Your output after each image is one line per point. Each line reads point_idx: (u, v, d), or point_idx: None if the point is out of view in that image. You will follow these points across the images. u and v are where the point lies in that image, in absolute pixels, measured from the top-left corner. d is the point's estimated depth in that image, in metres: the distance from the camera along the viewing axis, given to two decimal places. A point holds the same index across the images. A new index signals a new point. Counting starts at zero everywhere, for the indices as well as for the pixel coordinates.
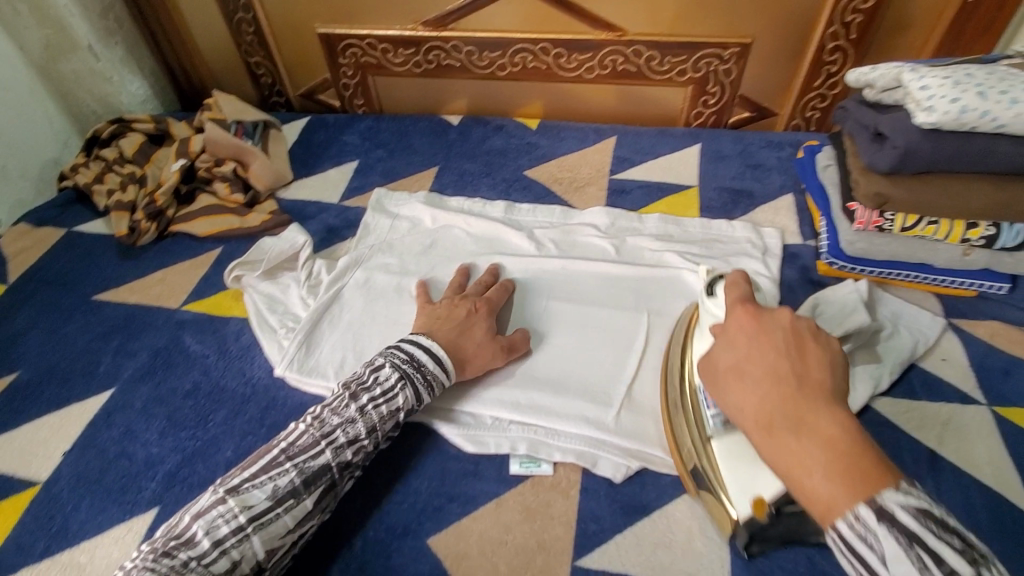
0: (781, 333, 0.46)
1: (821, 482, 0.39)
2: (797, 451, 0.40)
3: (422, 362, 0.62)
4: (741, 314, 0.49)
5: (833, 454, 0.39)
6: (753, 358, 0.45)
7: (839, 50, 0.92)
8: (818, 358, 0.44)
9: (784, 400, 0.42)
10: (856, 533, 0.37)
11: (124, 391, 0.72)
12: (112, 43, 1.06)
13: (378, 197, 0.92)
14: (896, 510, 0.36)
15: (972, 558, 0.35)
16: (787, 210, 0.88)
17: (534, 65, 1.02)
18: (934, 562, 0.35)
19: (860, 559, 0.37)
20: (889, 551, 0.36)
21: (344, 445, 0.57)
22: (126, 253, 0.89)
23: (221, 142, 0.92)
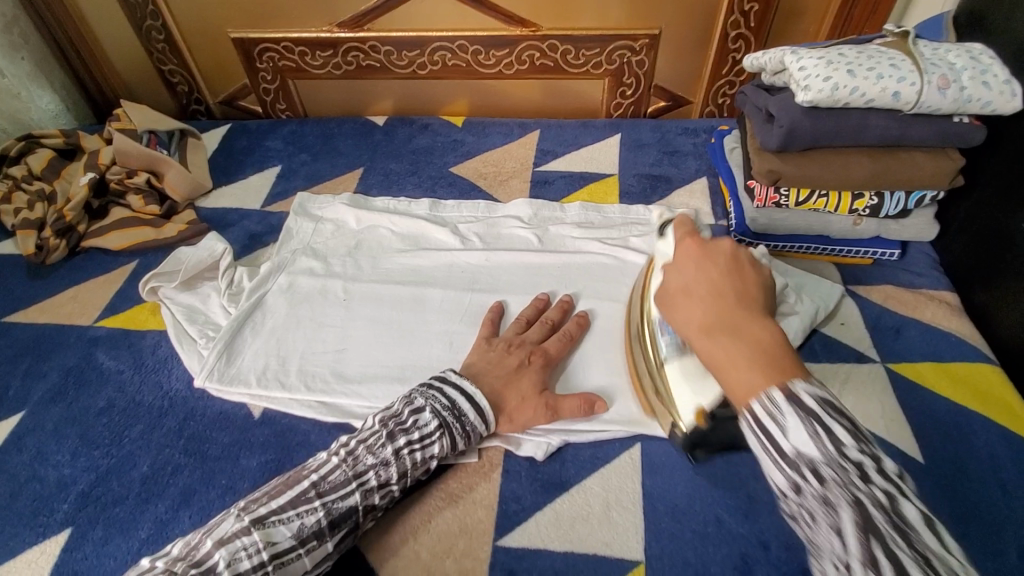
0: (723, 258, 0.49)
1: (743, 375, 0.41)
2: (724, 351, 0.43)
3: (463, 412, 0.59)
4: (691, 243, 0.51)
5: (759, 352, 0.42)
6: (699, 282, 0.48)
7: (741, 38, 0.97)
8: (755, 282, 0.47)
9: (723, 309, 0.45)
10: (766, 409, 0.39)
11: (35, 413, 0.69)
12: (17, 58, 0.98)
13: (301, 201, 0.91)
14: (800, 392, 0.39)
15: (857, 433, 0.38)
16: (701, 193, 0.92)
17: (453, 63, 1.03)
18: (829, 435, 0.37)
19: (763, 433, 0.39)
20: (790, 424, 0.38)
21: (374, 488, 0.55)
22: (35, 273, 0.85)
23: (131, 153, 0.90)
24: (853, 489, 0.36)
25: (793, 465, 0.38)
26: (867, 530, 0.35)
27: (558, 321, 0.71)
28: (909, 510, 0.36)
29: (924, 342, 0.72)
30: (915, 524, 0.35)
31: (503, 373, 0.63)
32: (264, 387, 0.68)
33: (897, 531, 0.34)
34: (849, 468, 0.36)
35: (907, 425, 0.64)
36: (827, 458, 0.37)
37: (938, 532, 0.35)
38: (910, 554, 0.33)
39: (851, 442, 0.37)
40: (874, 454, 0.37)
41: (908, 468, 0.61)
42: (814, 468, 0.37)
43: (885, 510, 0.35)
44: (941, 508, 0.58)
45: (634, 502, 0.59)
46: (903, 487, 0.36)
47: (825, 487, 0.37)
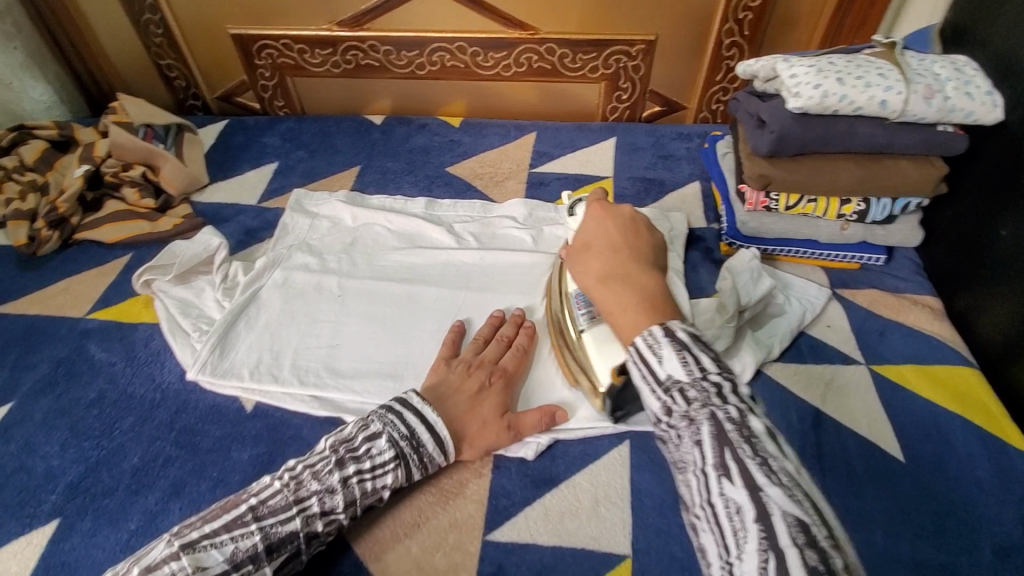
0: (623, 224, 0.64)
1: (631, 316, 0.53)
2: (617, 298, 0.55)
3: (421, 441, 0.58)
4: (603, 215, 0.65)
5: (644, 298, 0.54)
6: (598, 236, 0.63)
7: (735, 45, 0.99)
8: (644, 240, 0.62)
9: (619, 262, 0.59)
10: (649, 345, 0.48)
11: (23, 404, 0.69)
12: (10, 48, 0.99)
13: (298, 197, 0.92)
14: (675, 331, 0.48)
15: (720, 365, 0.46)
16: (693, 197, 0.93)
17: (451, 64, 1.04)
18: (697, 363, 0.46)
19: (643, 364, 0.47)
20: (664, 355, 0.47)
21: (316, 514, 0.54)
22: (26, 264, 0.85)
23: (127, 146, 0.90)
24: (711, 406, 0.44)
25: (664, 390, 0.46)
26: (721, 439, 0.42)
27: (513, 335, 0.70)
28: (758, 426, 0.43)
29: (908, 347, 0.73)
30: (759, 434, 0.42)
31: (460, 399, 0.62)
32: (257, 381, 0.69)
33: (744, 439, 0.42)
34: (708, 388, 0.44)
35: (890, 427, 0.66)
36: (690, 381, 0.45)
37: (776, 441, 0.43)
38: (751, 455, 0.41)
39: (710, 368, 0.45)
40: (731, 380, 0.45)
41: (889, 468, 0.62)
42: (682, 390, 0.45)
43: (738, 423, 0.43)
44: (919, 505, 0.59)
45: (622, 498, 0.59)
46: (751, 407, 0.45)
47: (689, 404, 0.44)
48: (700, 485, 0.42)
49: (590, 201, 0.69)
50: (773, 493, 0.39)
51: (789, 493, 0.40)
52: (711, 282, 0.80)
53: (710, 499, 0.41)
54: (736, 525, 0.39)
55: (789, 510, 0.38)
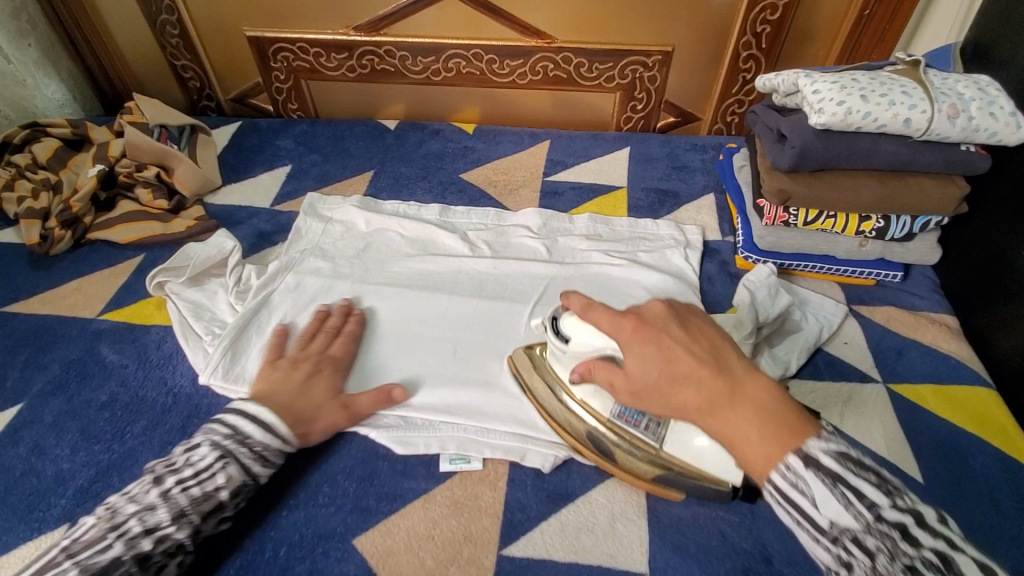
0: (673, 328, 0.52)
1: (757, 446, 0.45)
2: (735, 429, 0.47)
3: (247, 434, 0.57)
4: (629, 322, 0.54)
5: (766, 420, 0.46)
6: (665, 365, 0.50)
7: (752, 58, 0.99)
8: (708, 341, 0.52)
9: (712, 386, 0.48)
10: (787, 481, 0.43)
11: (34, 405, 0.68)
12: (25, 45, 0.99)
13: (311, 201, 0.91)
14: (819, 456, 0.43)
15: (884, 488, 0.42)
16: (708, 209, 0.93)
17: (467, 70, 1.03)
18: (858, 498, 0.41)
19: (796, 509, 0.43)
20: (818, 497, 0.42)
21: (140, 535, 0.50)
22: (37, 263, 0.84)
23: (142, 147, 0.89)
24: (900, 554, 0.39)
25: (834, 538, 0.42)
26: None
27: (341, 324, 0.72)
28: (965, 563, 0.38)
29: (925, 365, 0.73)
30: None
31: (291, 386, 0.63)
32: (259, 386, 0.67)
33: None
34: (886, 529, 0.40)
35: (907, 445, 0.65)
36: (863, 526, 0.41)
37: (992, 574, 0.38)
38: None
39: (881, 501, 0.41)
40: (908, 507, 0.41)
41: (906, 487, 0.61)
42: (854, 536, 0.41)
43: (938, 567, 0.38)
44: None
45: (639, 514, 0.59)
46: (946, 535, 0.40)
47: (872, 557, 0.40)
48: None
49: (602, 313, 0.56)
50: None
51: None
52: (726, 296, 0.80)
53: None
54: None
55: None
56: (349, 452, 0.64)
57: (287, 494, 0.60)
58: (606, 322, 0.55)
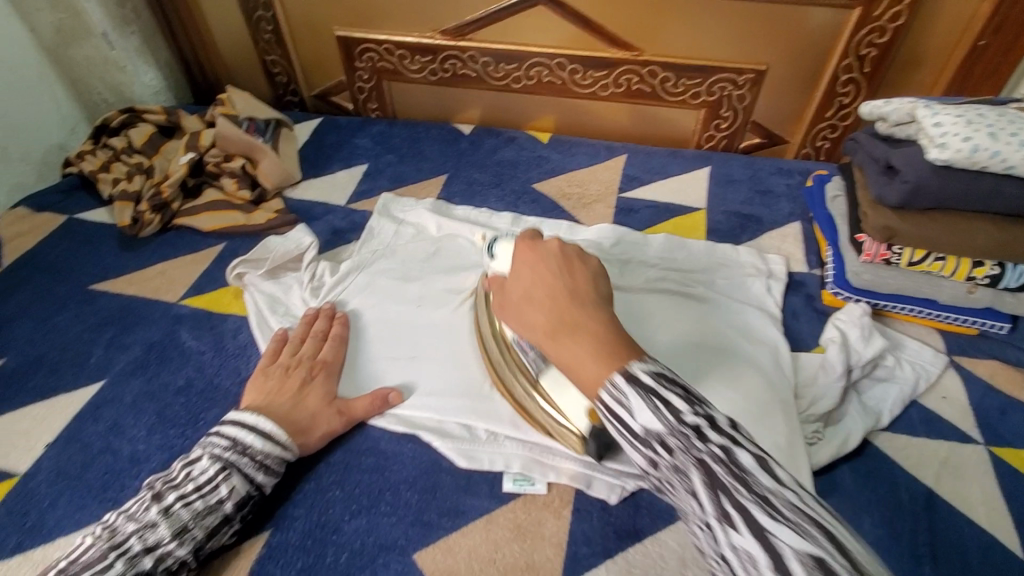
0: (555, 259, 0.55)
1: (588, 367, 0.46)
2: (571, 351, 0.47)
3: (247, 444, 0.57)
4: (521, 248, 0.58)
5: (598, 346, 0.46)
6: (535, 283, 0.53)
7: (852, 82, 0.93)
8: (584, 274, 0.54)
9: (559, 308, 0.50)
10: (613, 397, 0.43)
11: (115, 383, 0.70)
12: (127, 32, 1.06)
13: (384, 202, 0.92)
14: (638, 373, 0.43)
15: (689, 399, 0.41)
16: (794, 238, 0.88)
17: (548, 79, 1.02)
18: (666, 407, 0.40)
19: (617, 420, 0.42)
20: (635, 405, 0.41)
21: (140, 553, 0.51)
22: (127, 244, 0.88)
23: (232, 138, 0.92)
24: (694, 452, 0.38)
25: (644, 443, 0.41)
26: (713, 485, 0.37)
27: (328, 328, 0.72)
28: (744, 457, 0.37)
29: None
30: (749, 468, 0.37)
31: (284, 393, 0.63)
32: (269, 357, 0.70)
33: (737, 479, 0.36)
34: (685, 431, 0.39)
35: (1014, 520, 0.59)
36: (667, 428, 0.40)
37: (772, 469, 0.37)
38: (749, 496, 0.35)
39: (684, 407, 0.40)
40: (708, 413, 0.40)
41: (1015, 568, 0.55)
42: (661, 439, 0.40)
43: (724, 461, 0.37)
44: None
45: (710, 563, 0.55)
46: (736, 436, 0.39)
47: (673, 456, 0.39)
48: (711, 542, 0.37)
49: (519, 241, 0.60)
50: (783, 535, 0.33)
51: (803, 533, 0.33)
52: (812, 333, 0.75)
53: (722, 556, 0.36)
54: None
55: (803, 549, 0.32)
56: (413, 459, 0.63)
57: (350, 498, 0.60)
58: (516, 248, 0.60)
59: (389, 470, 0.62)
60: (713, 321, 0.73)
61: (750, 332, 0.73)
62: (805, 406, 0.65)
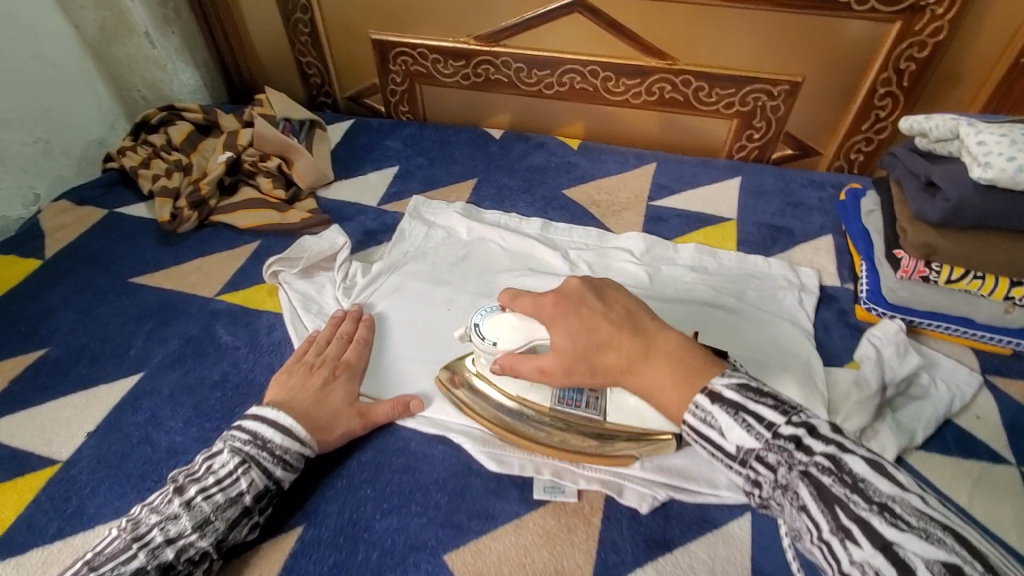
0: (591, 300, 0.60)
1: (672, 392, 0.53)
2: (654, 380, 0.54)
3: (266, 438, 0.58)
4: (549, 300, 0.60)
5: (677, 367, 0.54)
6: (585, 329, 0.57)
7: (889, 96, 0.92)
8: (622, 304, 0.60)
9: (627, 344, 0.56)
10: (699, 418, 0.51)
11: (153, 375, 0.72)
12: (168, 31, 1.08)
13: (415, 205, 0.93)
14: (722, 390, 0.50)
15: (784, 412, 0.47)
16: (826, 251, 0.87)
17: (580, 86, 1.02)
18: (758, 423, 0.48)
19: (707, 441, 0.50)
20: (722, 424, 0.49)
21: (162, 544, 0.52)
22: (165, 239, 0.90)
23: (269, 138, 0.94)
24: (797, 465, 0.44)
25: (741, 461, 0.48)
26: (825, 500, 0.42)
27: (353, 331, 0.72)
28: (855, 464, 0.43)
29: None
30: (865, 477, 0.42)
31: (309, 390, 0.64)
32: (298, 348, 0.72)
33: (852, 490, 0.41)
34: (784, 445, 0.46)
35: None
36: (765, 445, 0.47)
37: (889, 475, 0.42)
38: (866, 507, 0.40)
39: (779, 421, 0.47)
40: (805, 423, 0.47)
41: None
42: (758, 456, 0.47)
43: (833, 472, 0.42)
44: None
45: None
46: (840, 444, 0.44)
47: (776, 472, 0.46)
48: (830, 558, 0.41)
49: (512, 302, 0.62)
50: (910, 544, 0.37)
51: (928, 538, 0.37)
52: (844, 348, 0.74)
53: (846, 571, 0.40)
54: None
55: (933, 558, 0.36)
56: (444, 461, 0.64)
57: (380, 496, 0.61)
58: (530, 304, 0.60)
59: (420, 471, 0.63)
60: (743, 332, 0.73)
61: (782, 346, 0.72)
62: (839, 421, 0.64)
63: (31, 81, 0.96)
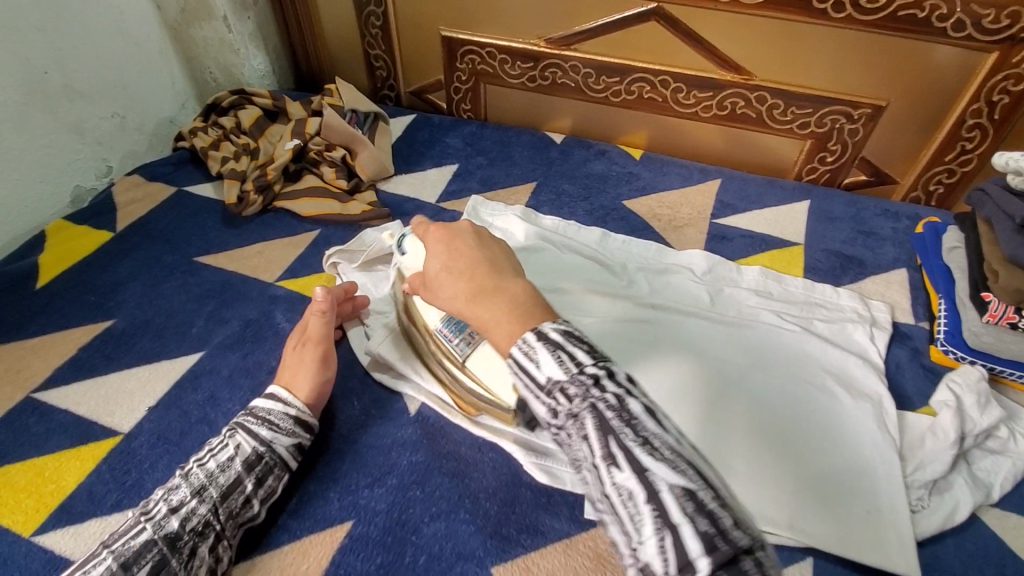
0: (467, 236, 0.53)
1: (505, 326, 0.44)
2: (488, 316, 0.46)
3: (251, 406, 0.61)
4: (432, 227, 0.55)
5: (513, 307, 0.45)
6: (451, 257, 0.51)
7: (978, 127, 0.87)
8: (497, 248, 0.52)
9: (479, 276, 0.48)
10: (523, 351, 0.42)
11: (212, 356, 0.73)
12: (244, 16, 1.09)
13: (474, 204, 0.92)
14: (548, 330, 0.43)
15: (593, 354, 0.41)
16: (900, 286, 0.83)
17: (649, 95, 1.00)
18: (570, 359, 0.41)
19: (524, 373, 0.42)
20: (540, 359, 0.41)
21: (165, 516, 0.51)
22: (229, 221, 0.92)
23: (336, 128, 0.95)
24: (591, 399, 0.39)
25: (547, 393, 0.41)
26: (603, 429, 0.37)
27: None
28: (636, 405, 0.38)
29: None
30: (639, 415, 0.38)
31: (286, 368, 0.66)
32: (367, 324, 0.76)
33: (625, 423, 0.37)
34: (585, 380, 0.39)
35: None
36: (569, 377, 0.40)
37: (659, 416, 0.38)
38: (634, 438, 0.36)
39: (587, 359, 0.40)
40: (609, 365, 0.41)
41: None
42: (562, 389, 0.40)
43: (615, 408, 0.38)
44: None
45: None
46: (630, 388, 0.40)
47: (571, 402, 0.39)
48: (595, 480, 0.38)
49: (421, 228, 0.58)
50: (659, 471, 0.35)
51: (676, 469, 0.35)
52: (918, 392, 0.70)
53: (606, 493, 0.37)
54: (631, 514, 0.35)
55: (676, 483, 0.34)
56: (499, 469, 0.63)
57: (430, 499, 0.60)
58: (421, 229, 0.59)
59: (469, 477, 0.62)
60: (809, 364, 0.71)
61: (850, 382, 0.69)
62: (911, 470, 0.62)
63: (114, 58, 0.99)
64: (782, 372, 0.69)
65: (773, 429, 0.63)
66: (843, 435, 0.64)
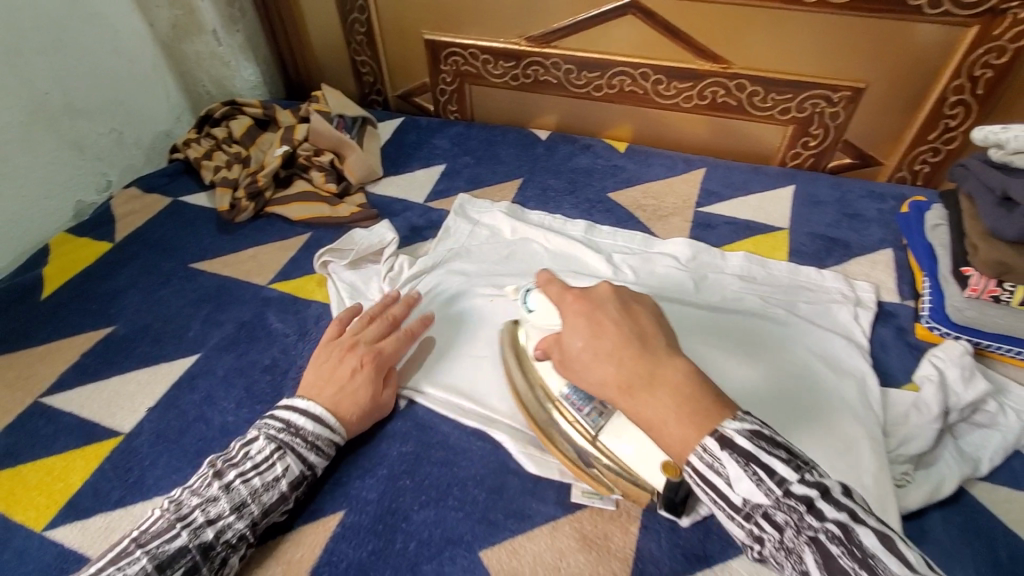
0: (613, 308, 0.52)
1: (674, 426, 0.44)
2: (654, 412, 0.45)
3: (299, 427, 0.60)
4: (571, 297, 0.54)
5: (683, 402, 0.45)
6: (598, 341, 0.50)
7: (961, 104, 0.88)
8: (648, 321, 0.51)
9: (636, 360, 0.47)
10: (705, 463, 0.43)
11: (209, 357, 0.75)
12: (234, 30, 1.11)
13: (461, 203, 0.93)
14: (732, 436, 0.43)
15: (795, 465, 0.41)
16: (884, 265, 0.83)
17: (630, 89, 1.02)
18: (769, 476, 0.41)
19: (714, 487, 0.43)
20: (731, 473, 0.42)
21: (203, 525, 0.53)
22: (225, 228, 0.94)
23: (324, 133, 0.98)
24: (806, 529, 0.39)
25: (747, 515, 0.42)
26: (830, 567, 0.37)
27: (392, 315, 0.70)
28: (866, 535, 0.37)
29: None
30: (872, 549, 0.37)
31: (345, 399, 0.63)
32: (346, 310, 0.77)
33: (860, 566, 0.36)
34: (794, 504, 0.40)
35: None
36: (772, 501, 0.41)
37: (898, 549, 0.37)
38: None
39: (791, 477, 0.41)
40: (819, 482, 0.40)
41: None
42: (766, 512, 0.41)
43: (840, 539, 0.38)
44: None
45: None
46: (855, 511, 0.39)
47: (783, 532, 0.40)
48: None
49: (549, 291, 0.57)
50: None
51: None
52: (904, 368, 0.70)
53: None
54: None
55: None
56: (489, 456, 0.64)
57: (420, 489, 0.62)
58: (556, 295, 0.56)
59: (460, 467, 0.63)
60: (794, 343, 0.71)
61: (832, 360, 0.70)
62: (896, 445, 0.62)
63: (109, 76, 1.02)
64: (772, 355, 0.69)
65: (773, 412, 0.63)
66: (832, 414, 0.63)
